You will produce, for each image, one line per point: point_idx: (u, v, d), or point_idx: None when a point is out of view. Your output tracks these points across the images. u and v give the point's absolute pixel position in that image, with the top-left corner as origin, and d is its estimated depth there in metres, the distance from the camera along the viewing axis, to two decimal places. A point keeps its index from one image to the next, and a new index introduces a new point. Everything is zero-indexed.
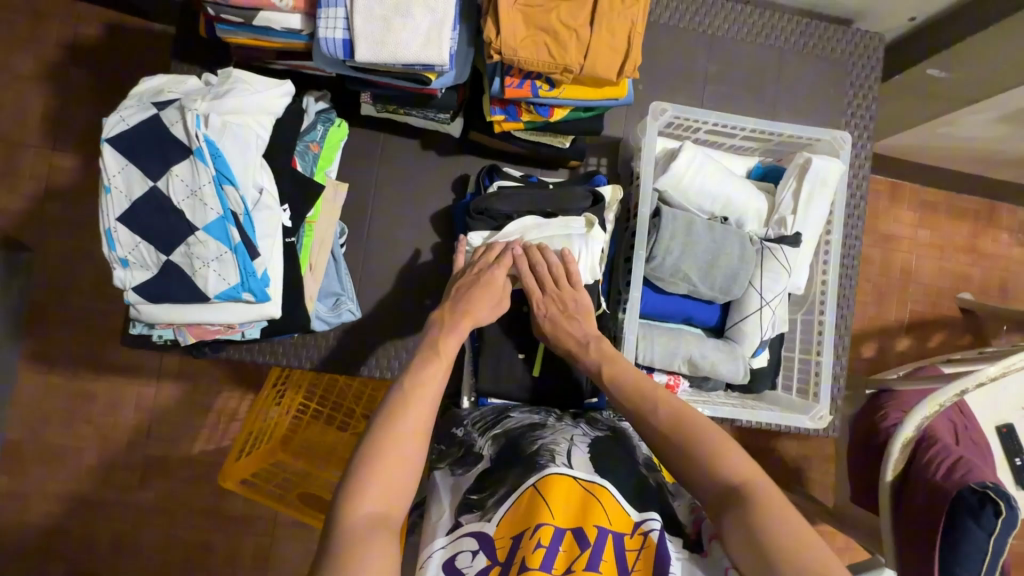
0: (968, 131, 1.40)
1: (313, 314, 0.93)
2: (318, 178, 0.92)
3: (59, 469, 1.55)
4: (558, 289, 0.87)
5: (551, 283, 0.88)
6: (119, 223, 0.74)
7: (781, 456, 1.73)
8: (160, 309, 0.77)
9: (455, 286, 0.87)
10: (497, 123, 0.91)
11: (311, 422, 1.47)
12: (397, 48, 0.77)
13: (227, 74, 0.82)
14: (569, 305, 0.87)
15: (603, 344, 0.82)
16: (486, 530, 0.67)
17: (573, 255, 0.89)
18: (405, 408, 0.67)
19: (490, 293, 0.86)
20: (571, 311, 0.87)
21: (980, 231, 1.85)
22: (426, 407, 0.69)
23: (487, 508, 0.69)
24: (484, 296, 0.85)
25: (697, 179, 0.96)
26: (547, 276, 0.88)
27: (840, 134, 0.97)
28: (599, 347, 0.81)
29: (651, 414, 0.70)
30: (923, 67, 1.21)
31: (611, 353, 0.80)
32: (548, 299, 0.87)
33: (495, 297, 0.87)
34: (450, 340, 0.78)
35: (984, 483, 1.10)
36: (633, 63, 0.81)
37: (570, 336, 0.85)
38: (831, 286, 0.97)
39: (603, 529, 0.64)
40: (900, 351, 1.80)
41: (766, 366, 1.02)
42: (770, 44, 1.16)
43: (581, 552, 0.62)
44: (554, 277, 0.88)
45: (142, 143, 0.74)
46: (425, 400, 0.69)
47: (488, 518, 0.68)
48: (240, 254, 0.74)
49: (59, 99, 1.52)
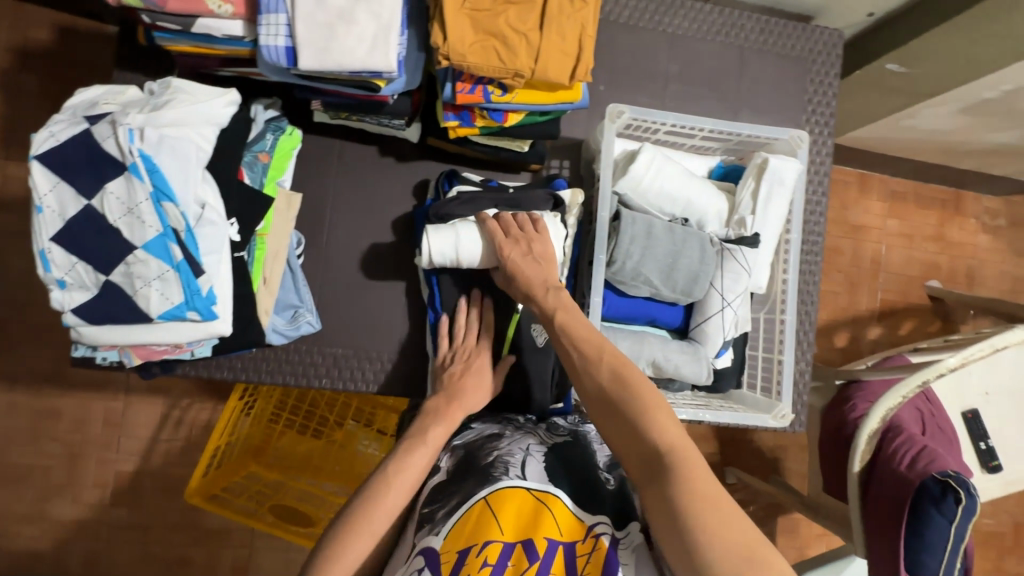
0: (930, 123, 1.42)
1: (269, 328, 0.90)
2: (268, 189, 0.89)
3: (27, 489, 1.51)
4: (520, 228, 0.86)
5: (514, 227, 0.86)
6: (52, 243, 0.71)
7: (758, 447, 1.75)
8: (102, 331, 0.74)
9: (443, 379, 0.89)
10: (451, 129, 0.89)
11: (285, 431, 1.41)
12: (342, 54, 0.75)
13: (166, 83, 0.79)
14: (533, 247, 0.85)
15: (562, 293, 0.80)
16: (434, 544, 0.67)
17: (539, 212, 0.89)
18: (384, 492, 0.71)
19: (479, 383, 0.89)
20: (534, 253, 0.84)
21: (947, 219, 1.88)
22: (405, 492, 0.72)
23: (436, 521, 0.70)
24: (472, 390, 0.88)
25: (657, 181, 0.96)
26: (512, 221, 0.87)
27: (798, 133, 0.97)
28: (557, 293, 0.79)
29: (594, 367, 0.69)
30: (882, 62, 1.22)
31: (568, 303, 0.78)
32: (512, 241, 0.85)
33: (484, 387, 0.90)
34: (440, 431, 0.79)
35: (946, 471, 1.12)
36: (585, 66, 0.80)
37: (530, 274, 0.82)
38: (792, 286, 0.98)
39: (553, 540, 0.66)
40: (872, 339, 1.83)
41: (730, 366, 1.02)
42: (730, 41, 1.16)
43: (530, 565, 0.64)
44: (518, 223, 0.87)
45: (74, 160, 0.71)
46: (406, 487, 0.72)
47: (436, 531, 0.69)
48: (183, 272, 0.72)
49: (9, 107, 1.46)
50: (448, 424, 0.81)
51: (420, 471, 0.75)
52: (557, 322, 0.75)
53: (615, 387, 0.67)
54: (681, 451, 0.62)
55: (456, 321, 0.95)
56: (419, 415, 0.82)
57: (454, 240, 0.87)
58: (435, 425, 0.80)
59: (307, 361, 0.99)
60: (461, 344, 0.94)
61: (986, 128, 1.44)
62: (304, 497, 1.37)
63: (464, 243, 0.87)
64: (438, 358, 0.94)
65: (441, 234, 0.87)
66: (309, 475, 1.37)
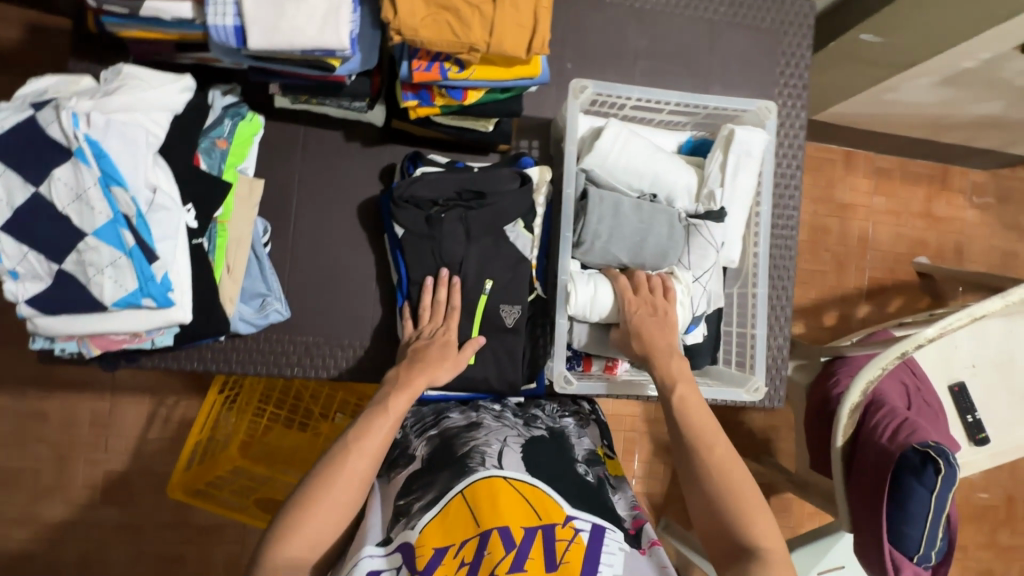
0: (910, 96, 1.40)
1: (234, 316, 0.90)
2: (228, 176, 0.87)
3: (15, 492, 1.50)
4: (651, 289, 0.90)
5: (645, 288, 0.90)
6: (2, 233, 0.70)
7: (748, 428, 1.75)
8: (58, 322, 0.73)
9: (407, 353, 0.88)
10: (411, 108, 0.88)
11: (270, 426, 1.41)
12: (292, 34, 0.74)
13: (117, 69, 0.78)
14: (658, 310, 0.88)
15: (678, 361, 0.83)
16: (410, 539, 0.68)
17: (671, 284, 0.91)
18: (345, 460, 0.71)
19: (443, 355, 0.87)
20: (659, 316, 0.87)
21: (934, 194, 1.87)
22: (367, 459, 0.73)
23: (413, 515, 0.71)
24: (438, 359, 0.86)
25: (622, 156, 0.95)
26: (643, 282, 0.90)
27: (765, 104, 0.96)
28: (678, 364, 0.82)
29: (708, 451, 0.73)
30: (855, 34, 1.21)
31: (687, 375, 0.81)
32: (639, 300, 0.89)
33: (449, 359, 0.87)
34: (403, 398, 0.79)
35: (927, 442, 1.11)
36: (542, 40, 0.79)
37: (653, 335, 0.85)
38: (762, 260, 0.97)
39: (531, 527, 0.65)
40: (861, 317, 1.82)
41: (703, 342, 0.99)
42: (700, 16, 1.14)
43: (504, 555, 0.62)
44: (649, 285, 0.90)
45: (17, 147, 0.70)
46: (367, 454, 0.73)
47: (412, 526, 0.69)
48: (136, 258, 0.71)
49: None
50: (411, 391, 0.80)
51: (382, 439, 0.75)
52: (674, 398, 0.78)
53: (721, 472, 0.72)
54: (776, 558, 0.65)
55: (422, 300, 0.93)
56: (380, 386, 0.82)
57: (593, 294, 0.90)
58: (398, 393, 0.79)
59: (279, 350, 0.98)
60: (428, 322, 0.92)
61: (966, 100, 1.43)
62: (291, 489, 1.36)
63: (601, 295, 0.90)
64: (403, 336, 0.92)
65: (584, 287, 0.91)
66: (294, 467, 1.37)
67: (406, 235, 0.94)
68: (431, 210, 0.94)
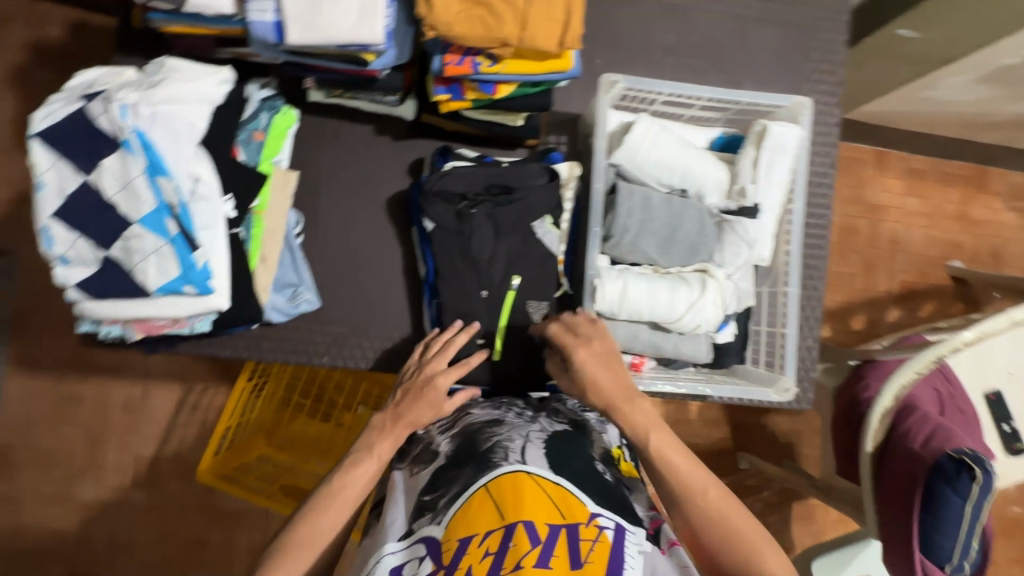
0: (948, 94, 1.36)
1: (267, 305, 0.92)
2: (263, 168, 0.90)
3: (51, 472, 1.56)
4: (585, 327, 0.81)
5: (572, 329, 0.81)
6: (54, 219, 0.73)
7: (771, 431, 1.72)
8: (103, 306, 0.76)
9: (398, 391, 0.85)
10: (442, 103, 0.89)
11: (295, 415, 1.43)
12: (329, 28, 0.75)
13: (161, 62, 0.80)
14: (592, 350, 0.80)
15: (636, 404, 0.75)
16: (435, 534, 0.68)
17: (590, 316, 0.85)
18: (325, 509, 0.72)
19: (433, 401, 0.82)
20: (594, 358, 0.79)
21: (970, 196, 1.81)
22: (346, 507, 0.73)
23: (438, 510, 0.71)
24: (424, 404, 0.81)
25: (652, 151, 0.94)
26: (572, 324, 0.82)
27: (800, 100, 0.94)
28: (642, 409, 0.75)
29: (701, 496, 0.70)
30: (893, 29, 1.18)
31: (655, 419, 0.75)
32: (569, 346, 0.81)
33: (431, 399, 0.82)
34: (386, 443, 0.78)
35: (962, 449, 1.07)
36: (575, 33, 0.79)
37: (604, 378, 0.77)
38: (795, 257, 0.95)
39: (555, 526, 0.65)
40: (891, 322, 1.78)
41: (733, 341, 0.99)
42: (731, 11, 1.13)
43: (530, 548, 0.62)
44: (583, 321, 0.82)
45: (69, 137, 0.73)
46: (347, 504, 0.73)
47: (437, 520, 0.70)
48: (179, 246, 0.74)
49: (29, 103, 1.51)
50: (396, 437, 0.79)
51: (363, 486, 0.75)
52: (651, 448, 0.73)
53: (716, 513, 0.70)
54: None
55: (440, 337, 0.91)
56: (364, 428, 0.81)
57: (621, 291, 0.90)
58: (382, 439, 0.78)
59: (307, 340, 1.00)
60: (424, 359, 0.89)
61: (1007, 99, 1.38)
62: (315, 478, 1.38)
63: (629, 292, 0.90)
64: (406, 366, 0.90)
65: (612, 283, 0.90)
66: (318, 455, 1.39)
67: (435, 229, 0.95)
68: (460, 203, 0.95)
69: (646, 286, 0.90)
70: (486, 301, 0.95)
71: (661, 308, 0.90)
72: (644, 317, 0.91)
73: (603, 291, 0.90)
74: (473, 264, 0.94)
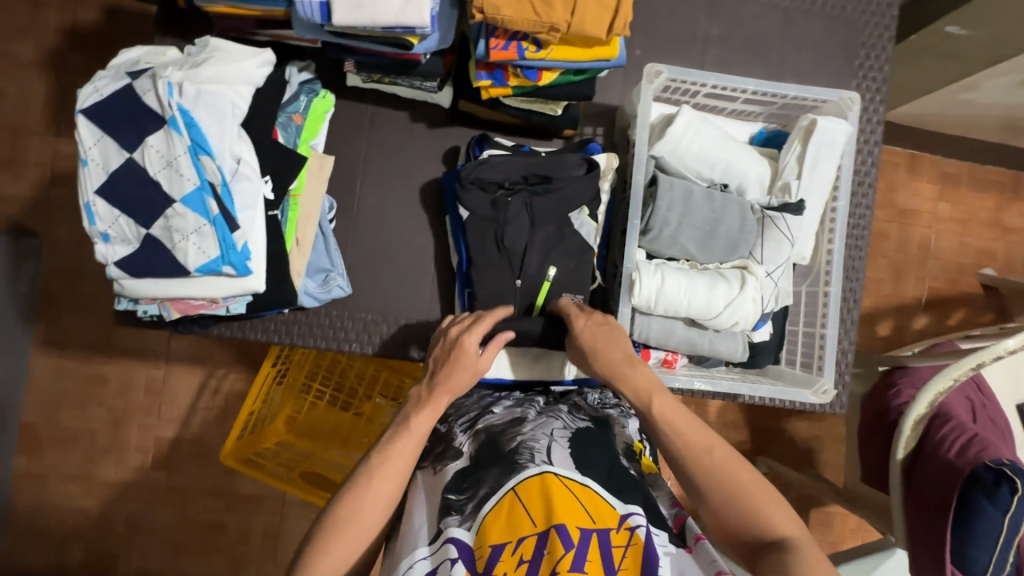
0: (988, 97, 1.30)
1: (301, 290, 0.92)
2: (302, 150, 0.89)
3: (73, 451, 1.58)
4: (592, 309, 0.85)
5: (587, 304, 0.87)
6: (97, 195, 0.73)
7: (791, 436, 1.69)
8: (142, 284, 0.76)
9: (430, 359, 0.81)
10: (484, 89, 0.88)
11: (315, 403, 1.43)
12: (375, 10, 0.74)
13: (205, 41, 0.80)
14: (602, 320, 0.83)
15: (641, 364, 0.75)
16: (465, 538, 0.64)
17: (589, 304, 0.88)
18: (369, 486, 0.68)
19: (468, 366, 0.78)
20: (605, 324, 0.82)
21: (1005, 203, 1.76)
22: (391, 484, 0.69)
23: (467, 512, 0.67)
24: (458, 369, 0.78)
25: (695, 143, 0.92)
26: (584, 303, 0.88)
27: (849, 94, 0.92)
28: (643, 370, 0.74)
29: (704, 454, 0.67)
30: (941, 26, 1.15)
31: (656, 381, 0.73)
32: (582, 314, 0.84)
33: (468, 364, 0.79)
34: (427, 413, 0.74)
35: (1001, 460, 1.04)
36: (624, 20, 0.77)
37: (608, 350, 0.78)
38: (838, 256, 0.93)
39: (587, 530, 0.61)
40: (918, 329, 1.73)
41: (769, 341, 0.97)
42: (774, 4, 1.10)
43: (565, 553, 0.58)
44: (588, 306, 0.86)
45: (115, 114, 0.73)
46: (391, 480, 0.69)
47: (466, 524, 0.65)
48: (219, 227, 0.73)
49: (61, 86, 1.53)
50: (434, 408, 0.74)
51: (407, 461, 0.71)
52: (653, 410, 0.70)
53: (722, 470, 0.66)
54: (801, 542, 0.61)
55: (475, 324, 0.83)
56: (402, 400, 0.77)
57: (660, 285, 0.87)
58: (421, 411, 0.74)
59: (337, 325, 0.99)
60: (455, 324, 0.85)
61: None
62: (334, 466, 1.38)
63: (668, 287, 0.87)
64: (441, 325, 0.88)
65: (651, 277, 0.88)
66: (337, 444, 1.39)
67: (470, 218, 0.94)
68: (497, 193, 0.94)
69: (685, 280, 0.88)
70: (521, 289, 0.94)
71: (700, 304, 0.88)
72: (680, 313, 0.89)
73: (643, 282, 0.87)
74: (511, 252, 0.93)
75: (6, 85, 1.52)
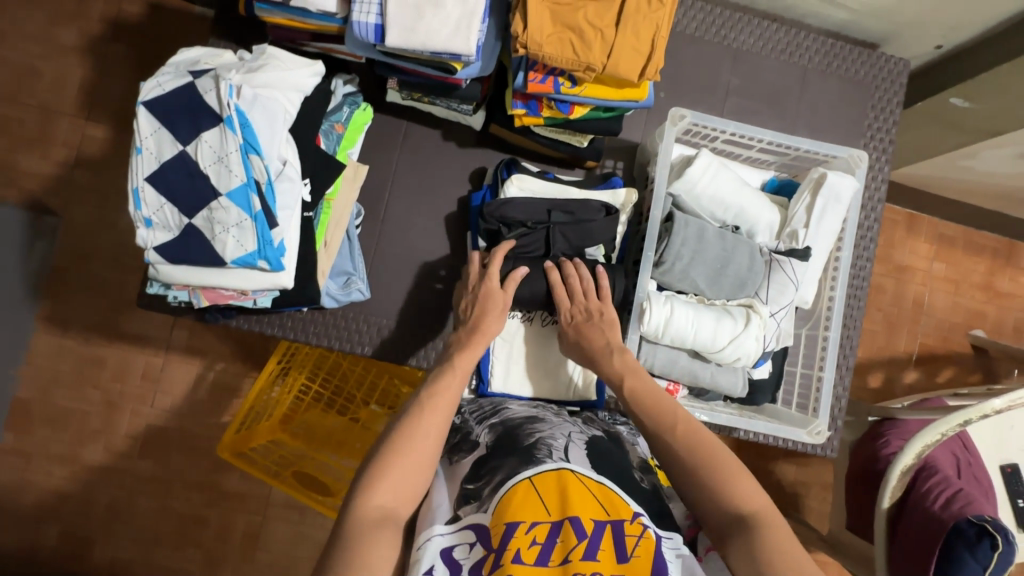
0: (988, 165, 1.36)
1: (324, 291, 0.95)
2: (340, 157, 0.94)
3: (62, 432, 1.57)
4: (586, 298, 0.91)
5: (579, 293, 0.91)
6: (146, 183, 0.77)
7: (778, 479, 1.71)
8: (179, 270, 0.79)
9: (463, 306, 0.90)
10: (518, 116, 0.94)
11: (312, 405, 1.44)
12: (427, 35, 0.80)
13: (261, 50, 0.85)
14: (594, 316, 0.89)
15: (627, 356, 0.83)
16: (483, 521, 0.66)
17: (604, 271, 0.93)
18: (420, 414, 0.72)
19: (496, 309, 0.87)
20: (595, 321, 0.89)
21: (997, 268, 1.82)
22: (440, 414, 0.72)
23: (484, 498, 0.69)
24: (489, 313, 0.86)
25: (711, 186, 0.97)
26: (577, 288, 0.92)
27: (858, 152, 0.97)
28: (622, 358, 0.83)
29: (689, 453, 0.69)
30: (947, 96, 1.22)
31: (633, 367, 0.82)
32: (576, 308, 0.91)
33: (497, 307, 0.87)
34: (466, 355, 0.80)
35: (982, 516, 1.07)
36: (655, 66, 0.83)
37: (593, 338, 0.87)
38: (839, 303, 0.98)
39: (600, 522, 0.65)
40: (907, 383, 1.78)
41: (767, 378, 1.01)
42: (793, 61, 1.18)
43: (578, 542, 0.62)
44: (583, 289, 0.91)
45: (175, 108, 0.77)
46: (440, 411, 0.72)
47: (483, 508, 0.67)
48: (259, 222, 0.77)
49: (98, 73, 1.58)
50: (474, 348, 0.81)
51: (454, 395, 0.75)
52: (624, 391, 0.79)
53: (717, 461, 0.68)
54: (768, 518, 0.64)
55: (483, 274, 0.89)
56: (444, 346, 0.84)
57: (668, 316, 0.91)
58: (461, 351, 0.81)
59: (352, 328, 1.02)
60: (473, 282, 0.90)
61: None
62: (326, 470, 1.38)
63: (675, 318, 0.91)
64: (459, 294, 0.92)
65: (661, 309, 0.92)
66: (331, 448, 1.39)
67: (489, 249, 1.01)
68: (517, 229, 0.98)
69: (692, 313, 0.92)
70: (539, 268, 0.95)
71: (705, 337, 0.92)
72: (686, 345, 0.93)
73: (652, 312, 0.91)
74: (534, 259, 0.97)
75: (46, 67, 1.57)
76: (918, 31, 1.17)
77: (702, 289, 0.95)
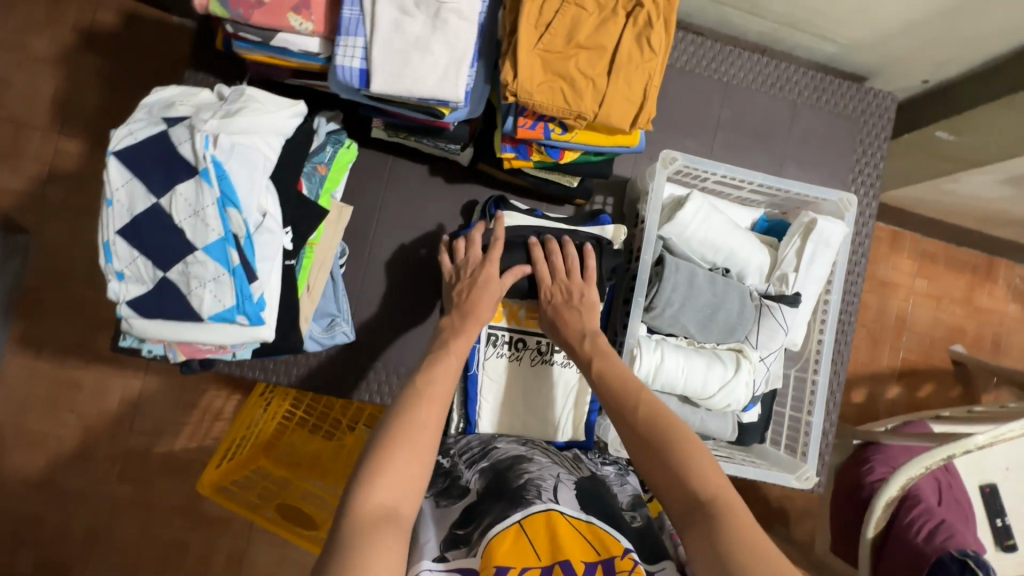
0: (972, 190, 1.38)
1: (307, 336, 0.92)
2: (323, 200, 0.91)
3: (36, 457, 1.52)
4: (569, 283, 0.91)
5: (561, 272, 0.92)
6: (118, 236, 0.74)
7: (765, 495, 1.72)
8: (151, 325, 0.76)
9: (455, 288, 0.88)
10: (507, 159, 0.92)
11: (295, 430, 1.40)
12: (413, 81, 0.77)
13: (239, 90, 0.82)
14: (575, 296, 0.90)
15: (599, 339, 0.83)
16: (474, 565, 0.63)
17: (592, 251, 0.93)
18: (419, 405, 0.68)
19: (490, 295, 0.86)
20: (575, 301, 0.89)
21: (977, 284, 1.85)
22: (439, 403, 0.69)
23: (474, 542, 0.66)
24: (483, 297, 0.85)
25: (702, 229, 0.96)
26: (560, 268, 0.92)
27: (847, 197, 0.97)
28: (593, 341, 0.82)
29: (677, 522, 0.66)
30: (932, 129, 1.23)
31: (605, 350, 0.81)
32: (556, 287, 0.91)
33: (489, 276, 0.87)
34: (460, 338, 0.80)
35: (965, 550, 1.09)
36: (647, 115, 0.82)
37: (570, 323, 0.87)
38: (827, 347, 0.98)
39: (591, 563, 0.62)
40: (890, 399, 1.80)
41: (756, 421, 1.01)
42: (782, 93, 1.17)
43: None
44: (565, 269, 0.92)
45: (149, 160, 0.73)
46: (437, 400, 0.69)
47: (472, 553, 0.65)
48: (238, 276, 0.74)
49: (70, 85, 1.52)
50: (467, 334, 0.81)
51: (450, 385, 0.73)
52: (592, 371, 0.78)
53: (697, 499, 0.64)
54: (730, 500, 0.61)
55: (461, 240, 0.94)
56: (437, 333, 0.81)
57: (658, 362, 0.90)
58: (455, 336, 0.80)
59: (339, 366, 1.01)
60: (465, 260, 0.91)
61: None
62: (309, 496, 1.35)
63: (666, 365, 0.90)
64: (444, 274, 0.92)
65: (651, 356, 0.90)
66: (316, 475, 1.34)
67: None
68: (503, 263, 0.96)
69: (683, 359, 0.91)
70: (523, 245, 0.95)
71: (695, 384, 0.91)
72: (676, 391, 0.92)
73: (645, 358, 0.90)
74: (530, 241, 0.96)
75: (14, 78, 1.51)
76: (906, 66, 1.18)
77: (694, 332, 0.94)
